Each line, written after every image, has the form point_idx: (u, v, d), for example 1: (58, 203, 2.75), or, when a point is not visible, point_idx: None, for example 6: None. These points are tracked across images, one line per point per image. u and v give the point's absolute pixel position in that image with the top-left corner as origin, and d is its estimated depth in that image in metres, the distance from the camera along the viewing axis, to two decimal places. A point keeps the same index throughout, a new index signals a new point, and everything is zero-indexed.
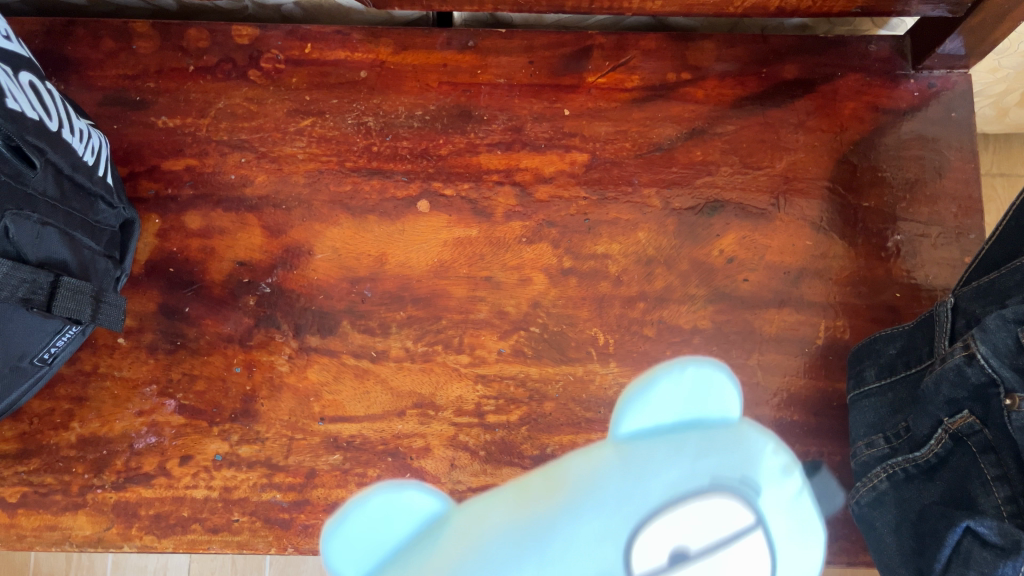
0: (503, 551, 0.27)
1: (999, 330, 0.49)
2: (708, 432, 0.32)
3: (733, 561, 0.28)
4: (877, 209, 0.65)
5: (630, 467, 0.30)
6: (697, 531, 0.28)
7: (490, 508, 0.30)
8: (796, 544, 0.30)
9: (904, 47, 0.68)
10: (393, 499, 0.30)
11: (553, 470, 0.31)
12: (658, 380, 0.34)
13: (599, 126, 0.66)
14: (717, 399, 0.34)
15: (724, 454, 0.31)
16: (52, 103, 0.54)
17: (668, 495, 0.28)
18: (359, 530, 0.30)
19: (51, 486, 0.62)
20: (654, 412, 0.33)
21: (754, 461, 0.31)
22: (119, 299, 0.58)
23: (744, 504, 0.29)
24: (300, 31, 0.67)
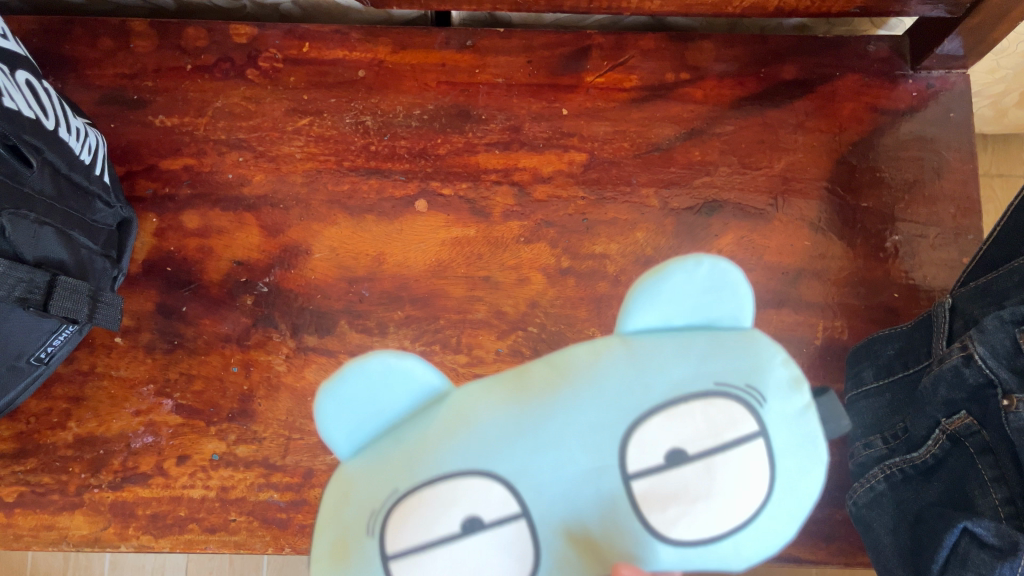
0: (498, 434, 0.30)
1: (996, 331, 0.48)
2: (721, 334, 0.32)
3: (734, 463, 0.30)
4: (876, 209, 0.65)
5: (641, 364, 0.31)
6: (694, 431, 0.30)
7: (482, 388, 0.32)
8: (803, 456, 0.31)
9: (903, 47, 0.68)
10: (395, 367, 0.32)
11: (553, 356, 0.33)
12: (672, 272, 0.32)
13: (598, 126, 0.66)
14: (734, 303, 0.33)
15: (734, 357, 0.31)
16: (48, 102, 0.54)
17: (665, 394, 0.30)
18: (357, 393, 0.32)
19: (48, 486, 0.62)
20: (667, 307, 0.32)
21: (765, 367, 0.31)
22: (116, 299, 0.58)
23: (745, 407, 0.30)
24: (298, 30, 0.67)
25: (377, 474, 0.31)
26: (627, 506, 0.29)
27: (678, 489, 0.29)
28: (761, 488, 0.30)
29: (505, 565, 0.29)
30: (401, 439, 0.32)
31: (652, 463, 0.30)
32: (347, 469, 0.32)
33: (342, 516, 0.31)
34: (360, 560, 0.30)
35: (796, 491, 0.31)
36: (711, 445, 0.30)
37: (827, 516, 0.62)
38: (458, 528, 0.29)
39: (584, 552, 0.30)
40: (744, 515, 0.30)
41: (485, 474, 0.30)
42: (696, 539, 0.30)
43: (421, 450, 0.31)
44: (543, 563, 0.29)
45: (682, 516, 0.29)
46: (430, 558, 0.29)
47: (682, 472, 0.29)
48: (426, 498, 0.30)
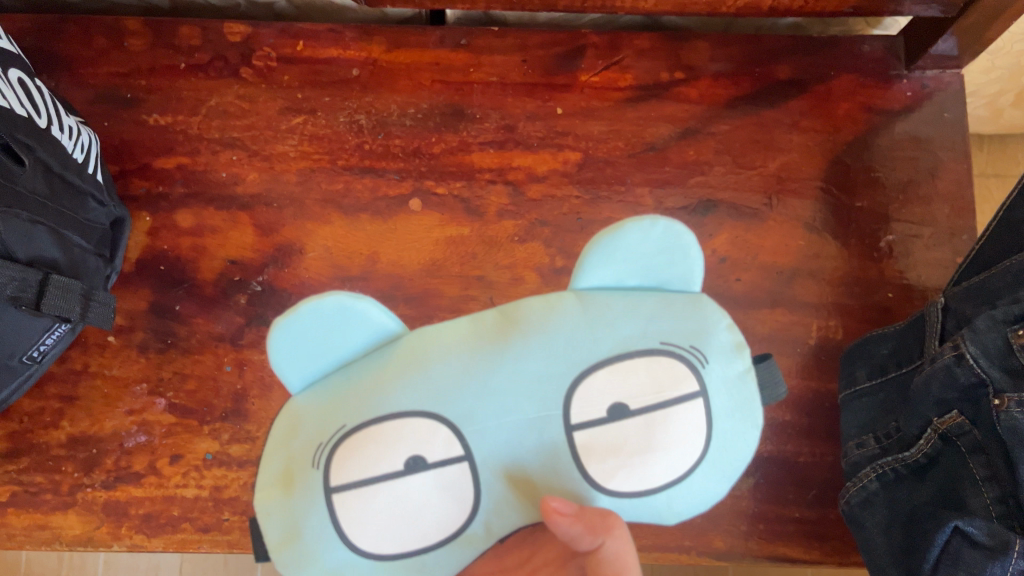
0: (453, 382, 0.36)
1: (988, 330, 0.48)
2: (667, 296, 0.38)
3: (671, 418, 0.36)
4: (870, 209, 0.65)
5: (591, 321, 0.37)
6: (638, 388, 0.36)
7: (444, 334, 0.37)
8: (737, 416, 0.37)
9: (897, 47, 0.67)
10: (347, 308, 0.36)
11: (509, 307, 0.38)
12: (628, 231, 0.37)
13: (592, 125, 0.66)
14: (682, 265, 0.38)
15: (675, 320, 0.37)
16: (41, 100, 0.54)
17: (612, 353, 0.36)
18: (310, 328, 0.36)
19: (40, 485, 0.62)
20: (617, 264, 0.37)
21: (705, 331, 0.37)
22: (109, 298, 0.58)
23: (685, 367, 0.36)
24: (292, 29, 0.67)
25: (326, 412, 0.36)
26: (568, 449, 0.36)
27: (614, 439, 0.36)
28: (692, 441, 0.36)
29: (441, 500, 0.35)
30: (353, 377, 0.37)
31: (594, 415, 0.36)
32: (296, 403, 0.37)
33: (290, 446, 0.37)
34: (309, 487, 0.36)
35: (724, 445, 0.37)
36: (651, 399, 0.36)
37: (821, 516, 0.62)
38: (403, 467, 0.35)
39: (522, 489, 0.36)
40: (675, 468, 0.36)
41: (433, 418, 0.35)
42: (631, 483, 0.36)
43: (372, 392, 0.36)
44: (481, 499, 0.36)
45: (620, 463, 0.36)
46: (373, 490, 0.35)
47: (624, 423, 0.36)
48: (372, 437, 0.35)
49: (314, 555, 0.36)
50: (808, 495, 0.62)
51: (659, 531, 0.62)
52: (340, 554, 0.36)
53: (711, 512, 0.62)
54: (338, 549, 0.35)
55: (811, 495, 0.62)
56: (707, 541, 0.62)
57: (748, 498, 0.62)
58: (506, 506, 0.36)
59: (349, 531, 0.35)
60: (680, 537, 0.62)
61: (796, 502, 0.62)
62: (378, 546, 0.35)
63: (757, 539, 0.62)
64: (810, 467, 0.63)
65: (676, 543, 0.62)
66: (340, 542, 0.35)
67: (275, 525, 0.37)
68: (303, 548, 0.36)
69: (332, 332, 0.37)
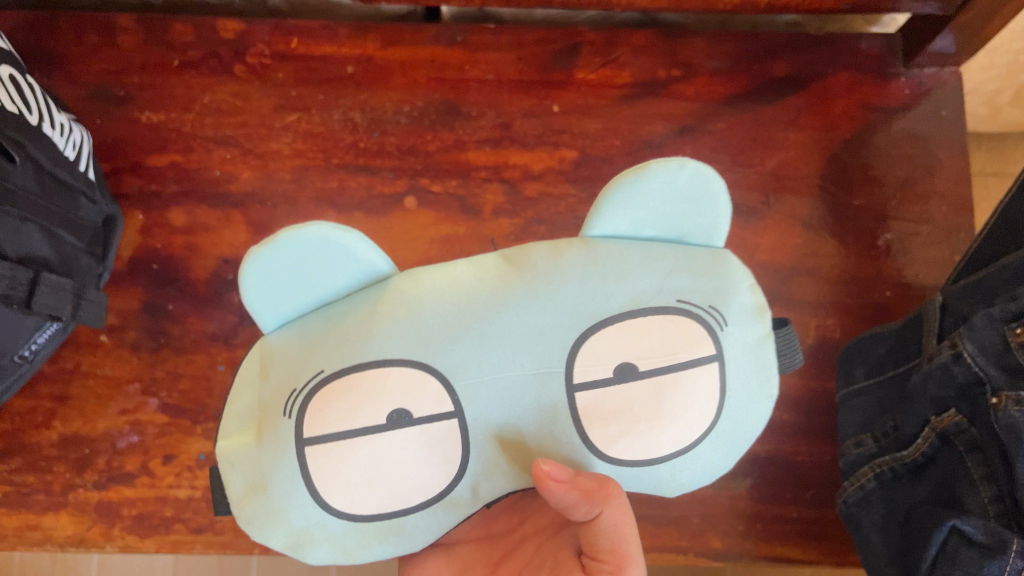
0: (445, 331, 0.39)
1: (985, 328, 0.47)
2: (686, 249, 0.42)
3: (678, 379, 0.39)
4: (868, 207, 0.65)
5: (598, 272, 0.40)
6: (648, 348, 0.39)
7: (436, 278, 0.40)
8: (752, 388, 0.41)
9: (895, 44, 0.67)
10: (329, 238, 0.39)
11: (516, 252, 0.41)
12: (653, 172, 0.40)
13: (589, 123, 0.66)
14: (706, 215, 0.41)
15: (690, 277, 0.41)
16: (32, 96, 0.53)
17: (623, 309, 0.40)
18: (287, 259, 0.39)
19: (32, 486, 0.62)
20: (640, 208, 0.41)
21: (727, 293, 0.41)
22: (100, 296, 0.57)
23: (703, 329, 0.40)
24: (285, 25, 0.66)
25: (304, 359, 0.40)
26: (568, 407, 0.39)
27: (620, 401, 0.39)
28: (702, 406, 0.40)
29: (425, 457, 0.39)
30: (336, 321, 0.40)
31: (600, 373, 0.39)
32: (270, 342, 0.41)
33: (261, 390, 0.41)
34: (278, 435, 0.40)
35: (735, 415, 0.40)
36: (662, 360, 0.39)
37: (818, 516, 0.62)
38: (386, 420, 0.39)
39: (511, 451, 0.39)
40: (681, 435, 0.40)
41: (420, 370, 0.39)
42: (633, 448, 0.40)
43: (353, 342, 0.39)
44: (467, 461, 0.39)
45: (623, 429, 0.39)
46: (352, 445, 0.39)
47: (630, 385, 0.39)
48: (352, 389, 0.39)
49: (280, 507, 0.40)
50: (806, 495, 0.62)
51: (655, 531, 0.61)
52: (310, 508, 0.39)
53: (707, 512, 0.62)
54: (307, 504, 0.39)
55: (809, 494, 0.62)
56: (704, 541, 0.61)
57: (745, 498, 0.62)
58: (490, 468, 0.40)
59: (318, 483, 0.39)
60: (677, 537, 0.61)
61: (794, 502, 0.62)
62: (348, 503, 0.39)
63: (754, 539, 0.62)
64: (808, 466, 0.62)
65: (673, 543, 0.61)
66: (310, 496, 0.39)
67: (239, 476, 0.41)
68: (269, 499, 0.40)
69: (321, 262, 0.40)
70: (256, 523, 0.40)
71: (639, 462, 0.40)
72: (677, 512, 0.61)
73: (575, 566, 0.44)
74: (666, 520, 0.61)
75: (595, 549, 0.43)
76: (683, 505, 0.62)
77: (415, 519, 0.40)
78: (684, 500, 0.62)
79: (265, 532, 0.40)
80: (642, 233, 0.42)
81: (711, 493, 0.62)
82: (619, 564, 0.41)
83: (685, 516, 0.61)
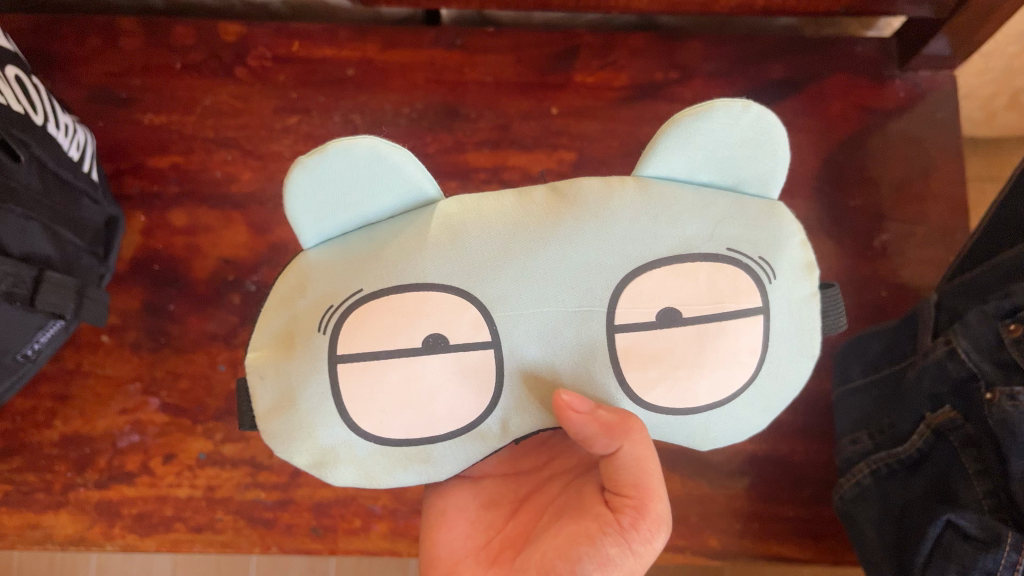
0: (487, 258, 0.39)
1: (980, 324, 0.47)
2: (740, 198, 0.41)
3: (721, 327, 0.40)
4: (864, 208, 0.66)
5: (646, 208, 0.40)
6: (692, 294, 0.40)
7: (484, 207, 0.41)
8: (792, 344, 0.41)
9: (891, 47, 0.67)
10: (378, 154, 0.39)
11: (567, 186, 0.41)
12: (718, 111, 0.40)
13: (587, 125, 0.66)
14: (764, 162, 0.41)
15: (741, 225, 0.41)
16: (37, 97, 0.53)
17: (672, 253, 0.40)
18: (336, 172, 0.39)
19: (32, 485, 0.62)
20: (697, 147, 0.40)
21: (778, 246, 0.41)
22: (102, 295, 0.58)
23: (751, 280, 0.40)
24: (286, 29, 0.67)
25: (346, 279, 0.40)
26: (606, 347, 0.40)
27: (661, 345, 0.40)
28: (744, 356, 0.40)
29: (456, 389, 0.40)
30: (376, 245, 0.41)
31: (644, 317, 0.40)
32: (308, 259, 0.42)
33: (295, 305, 0.41)
34: (312, 350, 0.40)
35: (775, 372, 0.41)
36: (708, 306, 0.40)
37: (816, 514, 0.62)
38: (422, 346, 0.39)
39: (545, 390, 0.40)
40: (720, 387, 0.40)
41: (462, 298, 0.39)
42: (668, 397, 0.40)
43: (394, 271, 0.40)
44: (500, 394, 0.40)
45: (660, 374, 0.40)
46: (388, 370, 0.39)
47: (672, 332, 0.40)
48: (391, 311, 0.39)
49: (307, 423, 0.40)
50: (804, 494, 0.62)
51: None
52: (337, 427, 0.40)
53: (705, 510, 0.62)
54: (336, 424, 0.40)
55: (806, 493, 0.62)
56: (702, 540, 0.62)
57: (743, 497, 0.62)
58: (523, 401, 0.40)
59: (349, 405, 0.40)
60: (676, 536, 0.62)
61: (792, 500, 0.62)
62: (378, 428, 0.40)
63: (752, 538, 0.62)
64: (805, 466, 0.63)
65: (672, 542, 0.62)
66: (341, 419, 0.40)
67: (268, 389, 0.41)
68: (296, 414, 0.40)
69: (368, 184, 0.40)
70: (279, 437, 0.41)
71: (674, 410, 0.41)
72: (675, 511, 0.62)
73: (600, 500, 0.44)
74: None
75: (617, 482, 0.43)
76: (682, 504, 0.62)
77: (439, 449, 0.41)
78: (682, 499, 0.62)
79: (288, 447, 0.41)
80: (695, 175, 0.41)
81: (709, 492, 0.62)
82: (642, 498, 0.41)
83: (683, 515, 0.62)
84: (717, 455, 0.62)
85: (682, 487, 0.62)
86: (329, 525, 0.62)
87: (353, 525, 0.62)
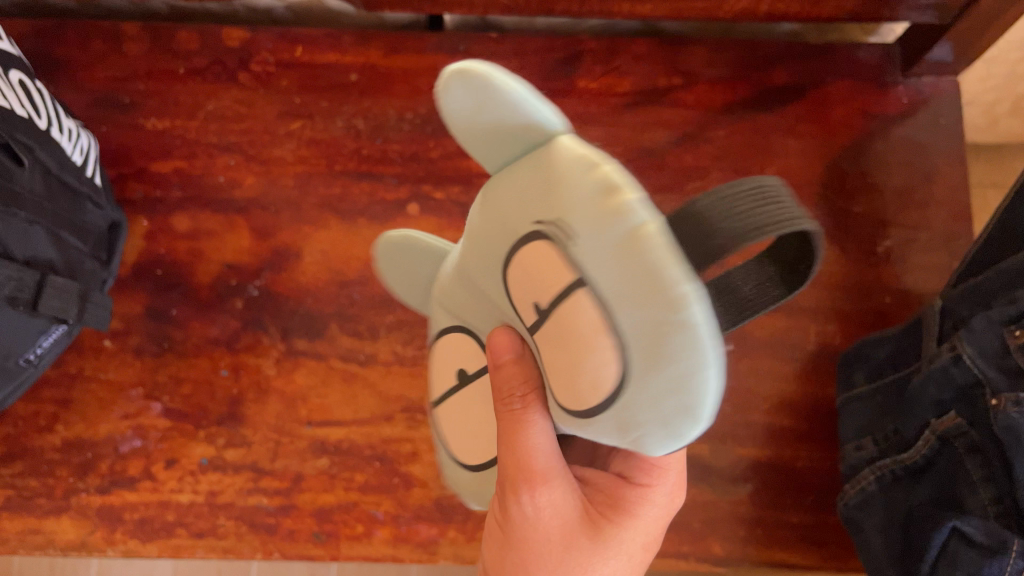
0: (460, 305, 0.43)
1: (984, 331, 0.47)
2: (535, 159, 0.33)
3: (564, 311, 0.31)
4: (867, 214, 0.66)
5: (489, 212, 0.37)
6: (534, 283, 0.33)
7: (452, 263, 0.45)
8: (636, 306, 0.28)
9: (894, 53, 0.67)
10: (406, 241, 0.51)
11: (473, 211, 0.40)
12: (445, 102, 0.34)
13: (590, 130, 0.66)
14: (513, 116, 0.32)
15: (540, 189, 0.32)
16: (41, 101, 0.53)
17: (512, 244, 0.35)
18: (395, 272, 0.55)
19: (34, 490, 0.62)
20: (479, 142, 0.35)
21: (564, 197, 0.31)
22: (105, 300, 0.58)
23: (556, 252, 0.31)
24: (290, 34, 0.67)
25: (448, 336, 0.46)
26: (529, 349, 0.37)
27: (546, 342, 0.34)
28: (609, 350, 0.30)
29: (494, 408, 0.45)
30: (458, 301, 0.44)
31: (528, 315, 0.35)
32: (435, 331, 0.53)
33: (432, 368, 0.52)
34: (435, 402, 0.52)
35: (660, 344, 0.27)
36: (544, 294, 0.33)
37: (819, 521, 0.62)
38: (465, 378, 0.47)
39: None
40: (599, 381, 0.31)
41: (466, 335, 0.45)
42: (568, 395, 0.33)
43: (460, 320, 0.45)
44: None
45: (558, 374, 0.34)
46: (455, 402, 0.48)
47: (541, 324, 0.33)
48: (442, 355, 0.48)
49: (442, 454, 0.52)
50: (807, 501, 0.62)
51: None
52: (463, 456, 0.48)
53: (709, 517, 0.62)
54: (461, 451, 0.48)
55: (810, 499, 0.62)
56: (705, 546, 0.62)
57: (746, 503, 0.62)
58: None
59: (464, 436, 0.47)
60: (679, 542, 0.61)
61: (796, 507, 0.62)
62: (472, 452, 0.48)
63: (755, 544, 0.62)
64: (809, 472, 0.62)
65: (675, 548, 0.61)
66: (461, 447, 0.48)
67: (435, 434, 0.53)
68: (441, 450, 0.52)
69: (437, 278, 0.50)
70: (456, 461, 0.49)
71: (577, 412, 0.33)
72: (678, 517, 0.62)
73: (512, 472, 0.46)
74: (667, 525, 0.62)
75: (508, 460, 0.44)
76: (686, 510, 0.62)
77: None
78: (685, 505, 0.62)
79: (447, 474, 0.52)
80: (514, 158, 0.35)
81: (712, 498, 0.62)
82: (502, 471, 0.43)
83: (687, 521, 0.62)
84: (721, 460, 0.62)
85: (685, 492, 0.62)
86: (331, 531, 0.62)
87: (356, 531, 0.62)
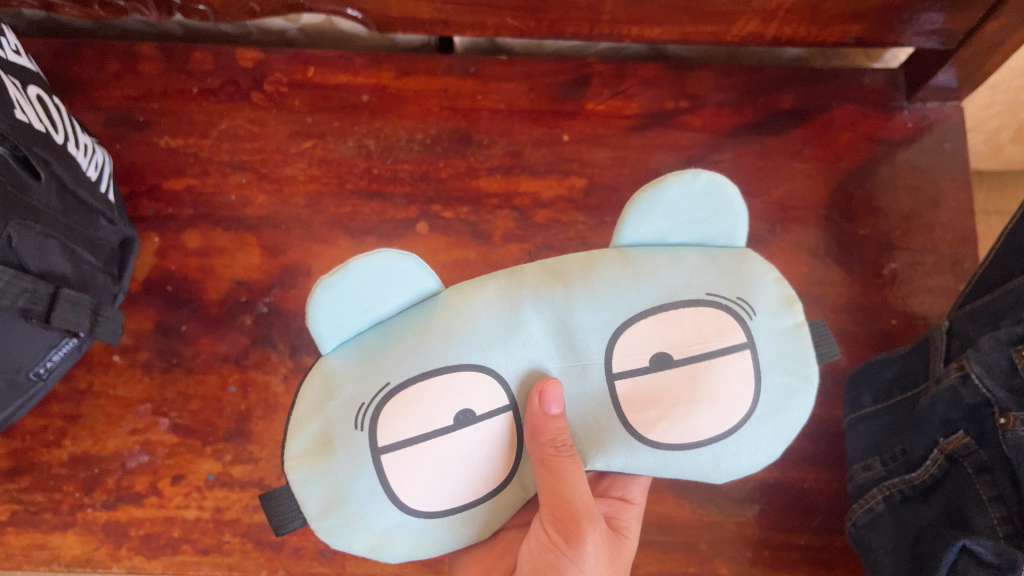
0: (492, 333, 0.44)
1: (993, 350, 0.48)
2: (709, 252, 0.47)
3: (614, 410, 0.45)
4: (873, 237, 0.66)
5: (632, 271, 0.46)
6: (678, 339, 0.45)
7: (475, 319, 0.44)
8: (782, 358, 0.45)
9: (898, 79, 0.68)
10: (391, 263, 0.42)
11: (553, 261, 0.47)
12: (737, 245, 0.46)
13: (598, 152, 0.67)
14: (723, 218, 0.46)
15: (715, 274, 0.46)
16: (57, 116, 0.54)
17: (654, 304, 0.45)
18: (354, 284, 0.42)
19: (40, 505, 0.62)
20: (659, 217, 0.46)
21: (751, 285, 0.46)
22: (117, 314, 0.58)
23: (731, 318, 0.45)
24: (302, 55, 0.67)
25: (364, 377, 0.43)
26: (610, 395, 0.45)
27: (660, 385, 0.45)
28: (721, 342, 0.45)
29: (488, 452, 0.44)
30: (393, 341, 0.44)
31: (637, 363, 0.45)
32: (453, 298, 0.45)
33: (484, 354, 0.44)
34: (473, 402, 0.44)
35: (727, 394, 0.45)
36: (696, 347, 0.45)
37: (826, 542, 0.62)
38: (453, 421, 0.43)
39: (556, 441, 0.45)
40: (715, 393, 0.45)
41: (480, 372, 0.44)
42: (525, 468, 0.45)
43: (416, 353, 0.43)
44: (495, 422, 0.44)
45: (661, 412, 0.45)
46: (457, 434, 0.43)
47: (667, 373, 0.45)
48: (420, 395, 0.43)
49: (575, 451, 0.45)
50: (814, 522, 0.62)
51: (663, 558, 0.61)
52: (390, 512, 0.43)
53: (716, 537, 0.62)
54: (386, 509, 0.43)
55: (816, 522, 0.62)
56: (711, 568, 0.61)
57: (752, 524, 0.62)
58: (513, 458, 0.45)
59: (394, 485, 0.43)
60: (684, 564, 0.61)
61: (803, 529, 0.62)
62: (426, 504, 0.43)
63: (761, 565, 0.62)
64: (816, 493, 0.62)
65: (682, 569, 0.61)
66: (387, 498, 0.43)
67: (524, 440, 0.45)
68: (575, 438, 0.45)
69: (705, 209, 0.46)
70: (336, 533, 0.44)
71: (679, 446, 0.45)
72: (684, 538, 0.62)
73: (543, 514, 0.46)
74: (673, 545, 0.61)
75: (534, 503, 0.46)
76: (692, 531, 0.62)
77: (486, 509, 0.45)
78: (690, 526, 0.62)
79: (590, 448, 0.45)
80: (665, 241, 0.47)
81: (718, 519, 0.62)
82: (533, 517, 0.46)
83: (693, 542, 0.62)
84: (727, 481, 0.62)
85: (691, 513, 0.62)
86: (337, 549, 0.62)
87: None
